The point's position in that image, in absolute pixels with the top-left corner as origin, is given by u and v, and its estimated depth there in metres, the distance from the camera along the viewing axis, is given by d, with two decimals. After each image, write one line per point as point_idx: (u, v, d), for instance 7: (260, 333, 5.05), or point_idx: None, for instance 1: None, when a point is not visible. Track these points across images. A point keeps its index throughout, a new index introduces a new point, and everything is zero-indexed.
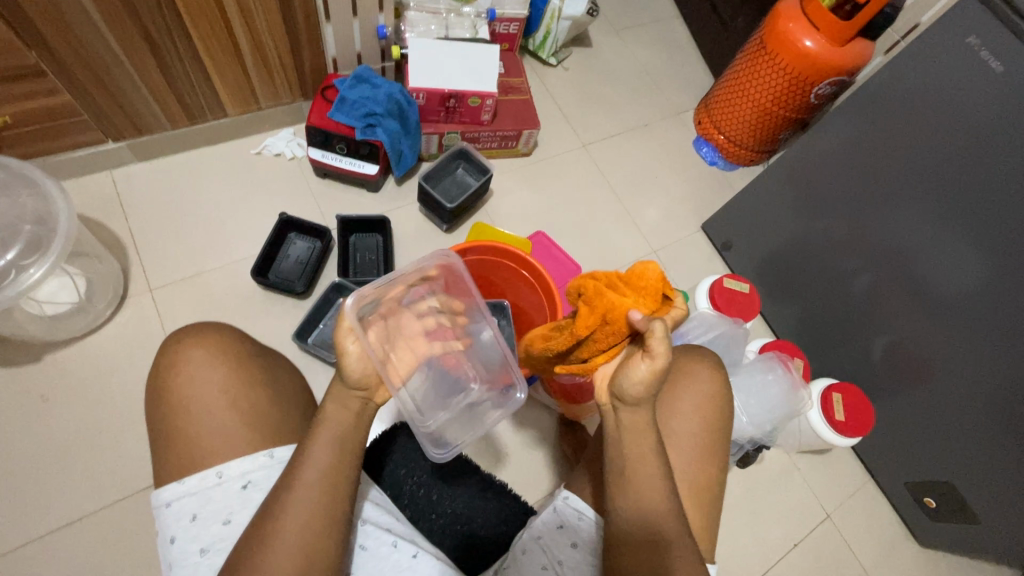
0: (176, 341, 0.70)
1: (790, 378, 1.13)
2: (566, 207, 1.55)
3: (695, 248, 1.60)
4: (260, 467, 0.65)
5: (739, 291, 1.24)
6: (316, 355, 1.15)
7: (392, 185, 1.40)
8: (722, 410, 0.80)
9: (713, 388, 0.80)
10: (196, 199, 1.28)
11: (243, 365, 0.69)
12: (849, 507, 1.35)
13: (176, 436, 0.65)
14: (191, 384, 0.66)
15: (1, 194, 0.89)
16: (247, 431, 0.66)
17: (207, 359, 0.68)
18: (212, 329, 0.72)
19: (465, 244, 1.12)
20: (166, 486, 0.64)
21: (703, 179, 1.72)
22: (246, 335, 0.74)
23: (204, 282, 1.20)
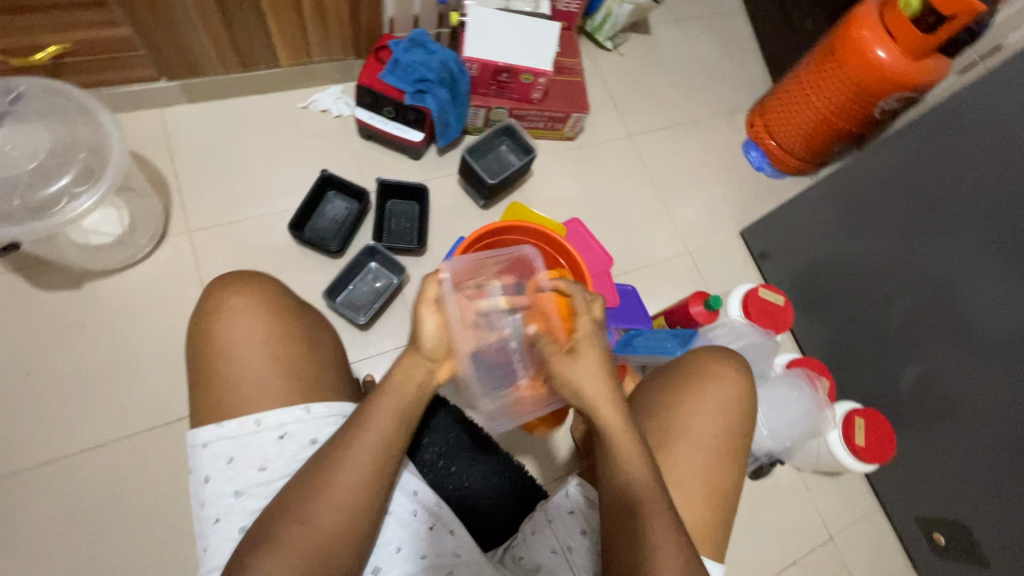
0: (220, 287, 0.70)
1: (817, 398, 1.11)
2: (605, 197, 1.53)
3: (731, 254, 1.57)
4: (296, 420, 0.65)
5: (773, 303, 1.20)
6: (344, 313, 1.17)
7: (433, 154, 1.39)
8: (745, 409, 0.78)
9: (737, 393, 0.78)
10: (241, 146, 1.29)
11: (282, 317, 0.70)
12: (854, 533, 1.33)
13: (211, 381, 0.65)
14: (232, 332, 0.67)
15: (59, 121, 0.90)
16: (282, 384, 0.66)
17: (250, 307, 0.68)
18: (255, 279, 0.72)
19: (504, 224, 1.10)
20: (201, 426, 0.65)
21: (747, 184, 1.68)
22: (286, 290, 0.74)
23: (242, 231, 1.21)
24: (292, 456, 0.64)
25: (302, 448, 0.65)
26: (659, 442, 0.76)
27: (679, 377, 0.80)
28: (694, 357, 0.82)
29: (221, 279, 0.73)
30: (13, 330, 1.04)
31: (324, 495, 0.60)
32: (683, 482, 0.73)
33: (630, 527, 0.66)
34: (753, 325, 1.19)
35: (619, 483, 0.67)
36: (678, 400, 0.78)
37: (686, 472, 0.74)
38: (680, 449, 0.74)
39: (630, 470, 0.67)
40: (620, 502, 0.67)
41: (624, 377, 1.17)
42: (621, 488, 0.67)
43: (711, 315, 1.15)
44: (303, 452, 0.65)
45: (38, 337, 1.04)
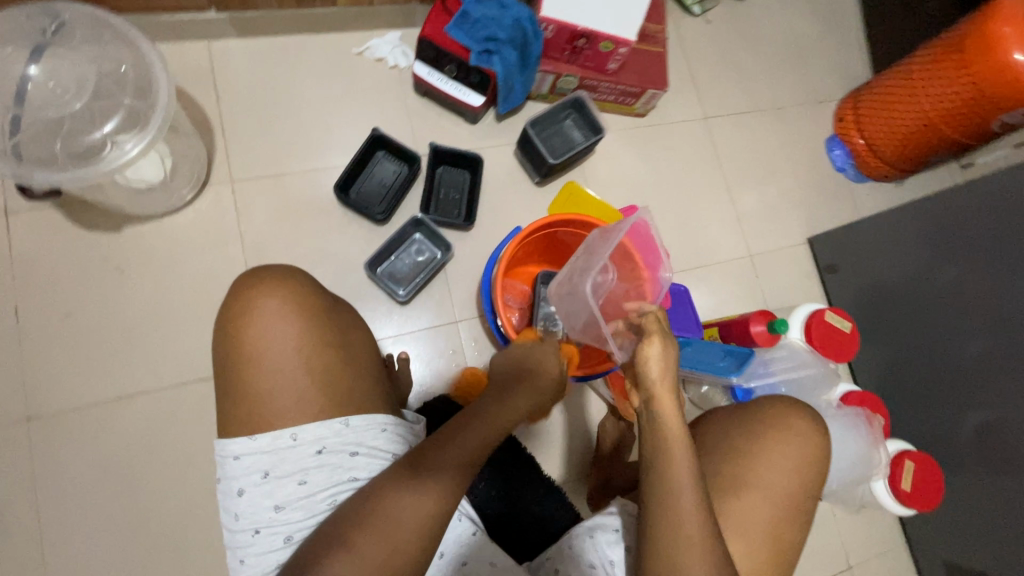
0: (251, 285, 0.65)
1: (877, 445, 1.05)
2: (667, 185, 1.41)
3: (794, 261, 1.45)
4: (335, 433, 0.62)
5: (839, 329, 1.12)
6: (382, 285, 1.13)
7: (491, 120, 1.28)
8: (820, 466, 0.73)
9: (809, 446, 0.72)
10: (289, 92, 1.20)
11: (314, 318, 0.65)
12: (874, 565, 1.30)
13: (249, 384, 0.62)
14: (261, 333, 0.62)
15: (104, 58, 0.83)
16: (315, 395, 0.62)
17: (281, 310, 0.63)
18: (287, 278, 0.67)
19: (569, 215, 1.04)
20: (234, 427, 0.62)
21: (825, 184, 1.53)
22: (317, 285, 0.70)
23: (285, 186, 1.15)
24: (332, 471, 0.62)
25: (343, 463, 0.62)
26: (725, 487, 0.70)
27: (753, 422, 0.75)
28: (763, 402, 0.77)
29: (249, 274, 0.68)
30: (54, 268, 1.02)
31: (358, 520, 0.58)
32: (745, 534, 0.69)
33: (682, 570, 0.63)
34: (814, 352, 1.11)
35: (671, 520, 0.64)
36: (746, 445, 0.73)
37: (746, 522, 0.69)
38: (745, 498, 0.70)
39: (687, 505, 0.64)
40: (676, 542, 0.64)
41: None
42: (672, 530, 0.64)
43: (772, 338, 1.07)
44: (343, 468, 0.62)
45: (78, 279, 1.02)
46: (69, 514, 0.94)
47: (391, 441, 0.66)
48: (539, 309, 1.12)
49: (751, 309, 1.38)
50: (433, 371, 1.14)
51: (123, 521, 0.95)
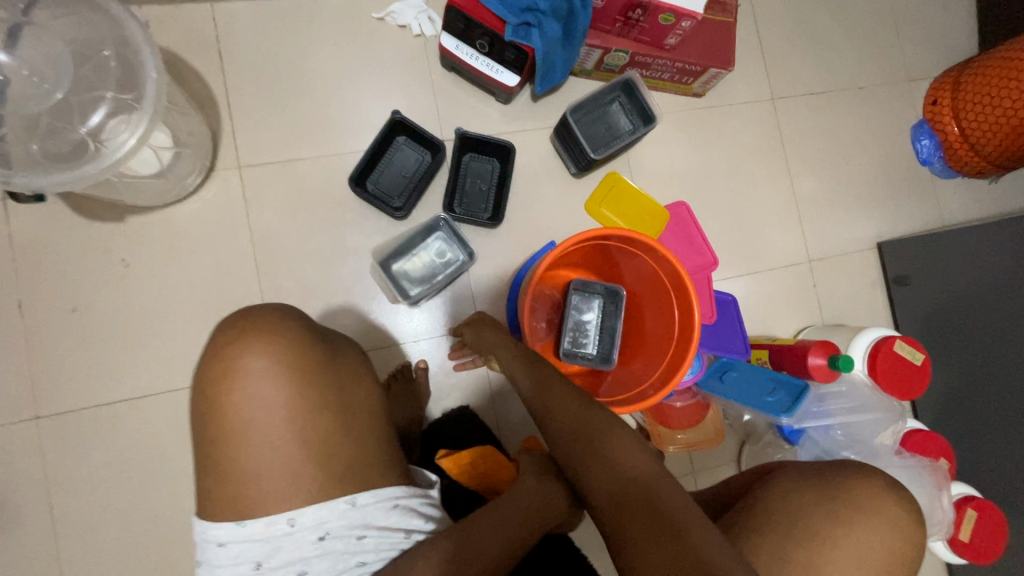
0: (234, 339, 0.61)
1: (946, 496, 0.95)
2: (723, 178, 1.25)
3: (859, 269, 1.29)
4: (339, 516, 0.58)
5: (907, 362, 0.99)
6: (391, 282, 1.03)
7: (525, 101, 1.13)
8: (903, 547, 0.63)
9: (899, 537, 0.63)
10: (301, 64, 1.07)
11: (307, 383, 0.61)
12: None
13: (248, 451, 0.58)
14: (249, 404, 0.58)
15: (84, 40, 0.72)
16: (309, 463, 0.59)
17: (269, 375, 0.59)
18: (273, 331, 0.62)
19: (608, 231, 0.91)
20: (233, 500, 0.58)
21: (903, 180, 1.33)
22: (310, 333, 0.65)
23: (297, 174, 1.05)
24: (335, 557, 0.58)
25: (345, 550, 0.58)
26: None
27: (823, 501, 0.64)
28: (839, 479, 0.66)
29: (235, 320, 0.63)
30: (56, 260, 0.96)
31: None
32: None
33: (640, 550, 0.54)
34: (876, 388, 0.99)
35: (618, 489, 0.60)
36: (820, 531, 0.62)
37: None
38: None
39: (637, 467, 0.61)
40: (629, 513, 0.57)
41: (703, 414, 1.06)
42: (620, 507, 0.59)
43: (831, 373, 0.97)
44: (345, 555, 0.58)
45: (81, 274, 0.96)
46: (81, 516, 0.93)
47: (401, 517, 0.61)
48: (568, 319, 1.02)
49: (805, 321, 1.25)
50: (452, 381, 1.06)
51: (134, 524, 0.94)
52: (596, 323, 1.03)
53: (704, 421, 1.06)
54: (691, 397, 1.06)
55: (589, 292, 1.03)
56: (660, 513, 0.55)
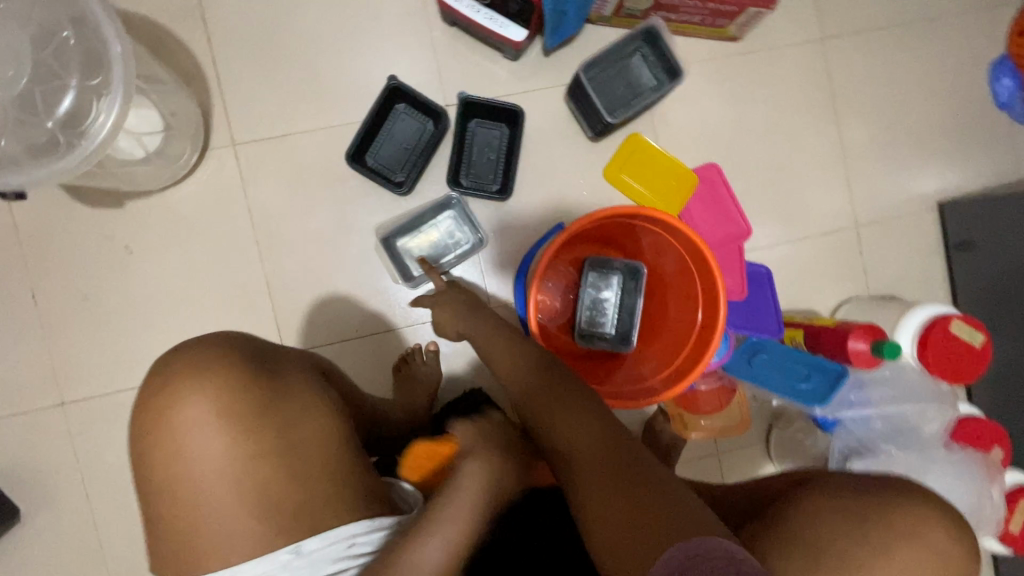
0: (170, 385, 0.60)
1: (997, 492, 0.87)
2: (760, 134, 1.11)
3: (914, 233, 1.15)
4: (282, 565, 0.58)
5: (963, 343, 0.89)
6: (392, 260, 0.98)
7: (537, 56, 1.02)
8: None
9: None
10: (290, 27, 0.98)
11: (240, 431, 0.59)
12: None
13: (196, 499, 0.58)
14: (187, 453, 0.58)
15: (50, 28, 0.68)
16: (250, 513, 0.59)
17: (199, 427, 0.58)
18: (200, 378, 0.59)
19: (639, 209, 0.83)
20: (187, 549, 0.59)
21: (975, 128, 1.16)
22: (241, 372, 0.61)
23: (293, 149, 0.99)
24: None
25: None
26: None
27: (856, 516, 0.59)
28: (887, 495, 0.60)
29: (171, 361, 0.61)
30: (62, 247, 0.95)
31: None
32: None
33: (605, 515, 0.56)
34: (925, 371, 0.90)
35: (584, 453, 0.63)
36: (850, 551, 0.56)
37: None
38: None
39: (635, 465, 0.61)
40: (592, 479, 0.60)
41: (728, 400, 0.99)
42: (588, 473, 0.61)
43: (874, 360, 0.88)
44: None
45: (87, 261, 0.96)
46: (108, 496, 0.96)
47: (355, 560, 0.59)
48: (583, 297, 0.96)
49: (848, 293, 1.14)
50: (462, 364, 1.03)
51: None
52: (614, 304, 0.96)
53: (728, 408, 1.00)
54: (717, 380, 0.99)
55: (607, 271, 0.96)
56: (627, 475, 0.58)
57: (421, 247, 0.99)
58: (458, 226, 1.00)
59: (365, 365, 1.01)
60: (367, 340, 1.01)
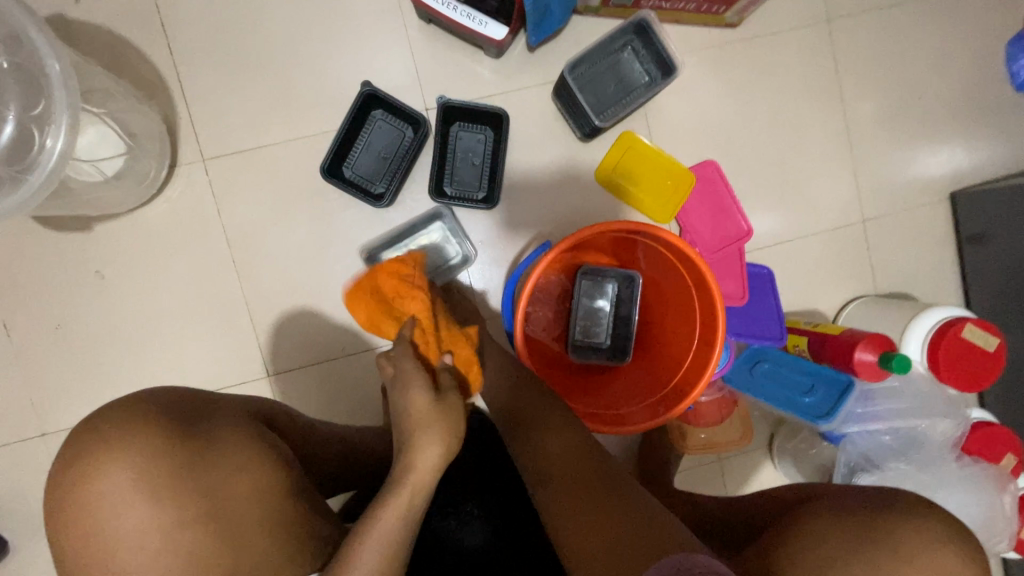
0: (81, 454, 0.54)
1: (1009, 499, 0.83)
2: (761, 126, 1.05)
3: (925, 225, 1.10)
4: None
5: (977, 349, 0.84)
6: None
7: (521, 52, 0.96)
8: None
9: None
10: (256, 31, 0.92)
11: (167, 502, 0.54)
12: None
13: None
14: (108, 528, 0.53)
15: None
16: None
17: (122, 497, 0.53)
18: (125, 442, 0.54)
19: (637, 224, 0.79)
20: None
21: (990, 111, 1.09)
22: (170, 435, 0.56)
23: (265, 162, 0.93)
24: None
25: None
26: None
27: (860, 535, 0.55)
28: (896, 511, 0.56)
29: (81, 428, 0.55)
30: (30, 275, 0.92)
31: None
32: None
33: (577, 532, 0.56)
34: (937, 380, 0.85)
35: (558, 469, 0.63)
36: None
37: None
38: None
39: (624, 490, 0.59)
40: (565, 495, 0.60)
41: (730, 411, 0.97)
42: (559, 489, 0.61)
43: (881, 371, 0.83)
44: None
45: (59, 289, 0.92)
46: None
47: None
48: (578, 308, 0.92)
49: (856, 291, 1.08)
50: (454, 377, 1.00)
51: None
52: (610, 313, 0.92)
53: (730, 419, 0.98)
54: (716, 391, 0.96)
55: (601, 278, 0.92)
56: (599, 491, 0.59)
57: None
58: (446, 239, 0.95)
59: (352, 384, 0.97)
60: (353, 360, 0.97)
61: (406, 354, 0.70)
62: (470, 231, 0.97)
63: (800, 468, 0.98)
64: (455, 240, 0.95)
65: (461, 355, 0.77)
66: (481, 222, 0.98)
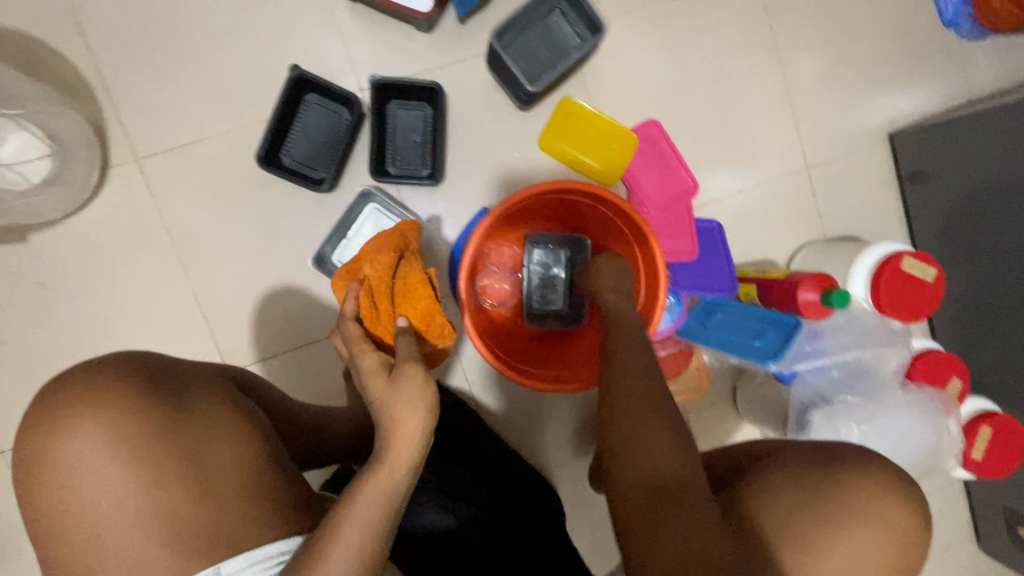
0: (57, 413, 0.57)
1: (954, 425, 0.87)
2: (700, 81, 1.06)
3: (867, 167, 1.12)
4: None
5: (917, 279, 0.87)
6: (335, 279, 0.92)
7: (452, 25, 0.95)
8: (898, 518, 0.56)
9: (886, 537, 0.55)
10: (177, 23, 0.90)
11: (143, 456, 0.57)
12: (941, 526, 1.12)
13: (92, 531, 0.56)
14: (89, 481, 0.56)
15: None
16: (157, 541, 0.56)
17: (100, 450, 0.56)
18: (105, 400, 0.58)
19: (576, 183, 0.80)
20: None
21: (923, 49, 1.11)
22: (146, 394, 0.60)
23: (201, 157, 0.92)
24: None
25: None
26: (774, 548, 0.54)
27: (811, 474, 0.59)
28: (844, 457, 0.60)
29: (61, 387, 0.59)
30: None
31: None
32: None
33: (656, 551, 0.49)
34: (881, 314, 0.89)
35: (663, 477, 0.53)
36: (811, 518, 0.56)
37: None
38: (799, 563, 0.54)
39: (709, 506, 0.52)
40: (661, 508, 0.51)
41: (687, 363, 0.98)
42: (695, 542, 0.48)
43: (824, 308, 0.86)
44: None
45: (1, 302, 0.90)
46: None
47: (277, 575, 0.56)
48: (532, 275, 0.93)
49: (807, 239, 1.10)
50: None
51: None
52: (565, 278, 0.93)
53: (687, 371, 0.99)
54: (674, 344, 0.96)
55: (552, 245, 0.93)
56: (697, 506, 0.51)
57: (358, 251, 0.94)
58: (386, 217, 0.93)
59: (312, 375, 0.96)
60: (312, 350, 0.96)
61: (354, 333, 0.69)
62: (417, 209, 0.97)
63: (760, 415, 1.00)
64: (392, 217, 0.93)
65: (417, 310, 0.73)
66: (429, 199, 0.97)
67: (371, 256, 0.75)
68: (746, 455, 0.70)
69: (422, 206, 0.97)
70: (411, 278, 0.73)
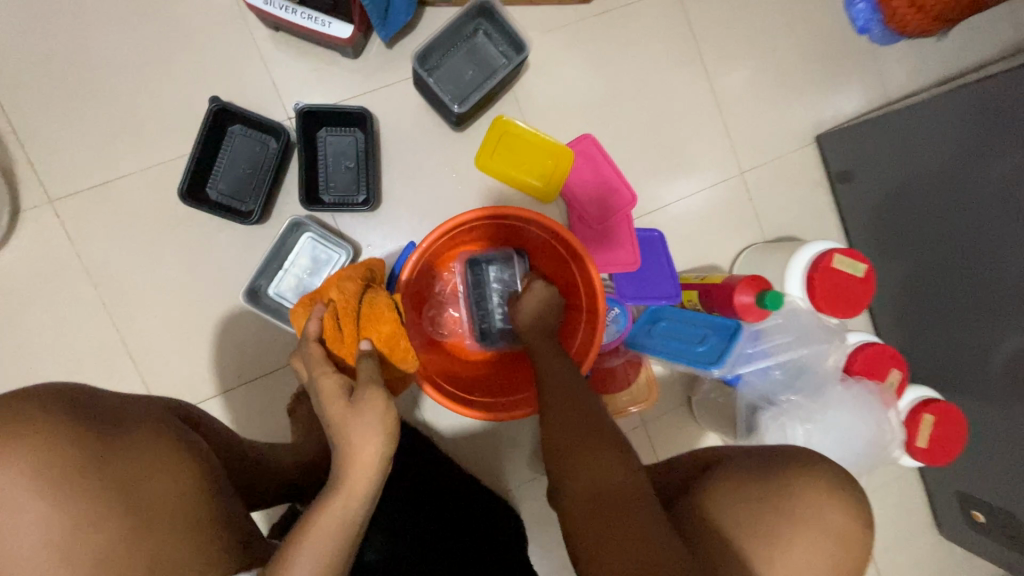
0: None
1: (893, 415, 0.89)
2: (631, 94, 1.08)
3: (799, 168, 1.15)
4: None
5: (848, 274, 0.90)
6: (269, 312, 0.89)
7: (378, 49, 0.95)
8: (847, 511, 0.54)
9: (834, 536, 0.53)
10: (89, 59, 0.87)
11: (75, 495, 0.47)
12: (899, 516, 1.13)
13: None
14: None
15: None
16: None
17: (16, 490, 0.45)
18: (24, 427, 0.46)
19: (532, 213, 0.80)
20: None
21: (840, 54, 1.16)
22: (75, 421, 0.49)
23: (121, 196, 0.88)
24: None
25: None
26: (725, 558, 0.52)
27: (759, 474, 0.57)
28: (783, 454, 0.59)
29: None
30: None
31: None
32: None
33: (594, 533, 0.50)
34: (818, 312, 0.91)
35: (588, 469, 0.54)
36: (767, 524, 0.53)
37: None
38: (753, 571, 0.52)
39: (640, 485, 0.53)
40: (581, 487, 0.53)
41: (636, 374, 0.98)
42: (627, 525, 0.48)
43: (761, 311, 0.87)
44: None
45: None
46: None
47: None
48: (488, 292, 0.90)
49: (747, 241, 1.12)
50: None
51: None
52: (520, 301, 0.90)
53: (638, 382, 0.98)
54: (621, 356, 0.98)
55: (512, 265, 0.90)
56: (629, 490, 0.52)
57: (294, 281, 0.91)
58: (322, 247, 0.91)
59: (253, 413, 0.91)
60: (251, 388, 0.91)
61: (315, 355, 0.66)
62: (355, 234, 0.95)
63: (713, 420, 1.00)
64: (329, 246, 0.91)
65: (383, 334, 0.70)
66: (366, 224, 0.96)
67: (338, 281, 0.73)
68: (692, 463, 0.67)
69: (359, 231, 0.95)
70: (378, 302, 0.71)
